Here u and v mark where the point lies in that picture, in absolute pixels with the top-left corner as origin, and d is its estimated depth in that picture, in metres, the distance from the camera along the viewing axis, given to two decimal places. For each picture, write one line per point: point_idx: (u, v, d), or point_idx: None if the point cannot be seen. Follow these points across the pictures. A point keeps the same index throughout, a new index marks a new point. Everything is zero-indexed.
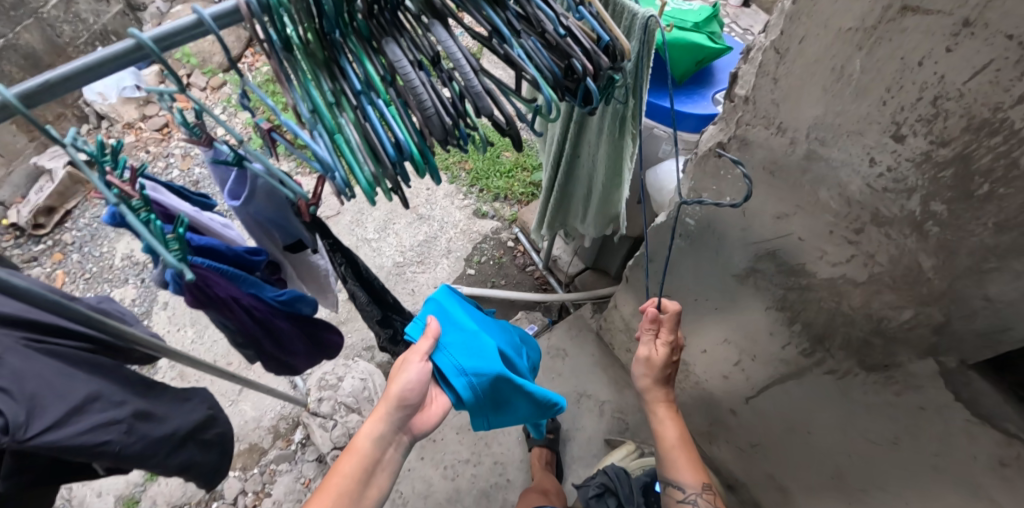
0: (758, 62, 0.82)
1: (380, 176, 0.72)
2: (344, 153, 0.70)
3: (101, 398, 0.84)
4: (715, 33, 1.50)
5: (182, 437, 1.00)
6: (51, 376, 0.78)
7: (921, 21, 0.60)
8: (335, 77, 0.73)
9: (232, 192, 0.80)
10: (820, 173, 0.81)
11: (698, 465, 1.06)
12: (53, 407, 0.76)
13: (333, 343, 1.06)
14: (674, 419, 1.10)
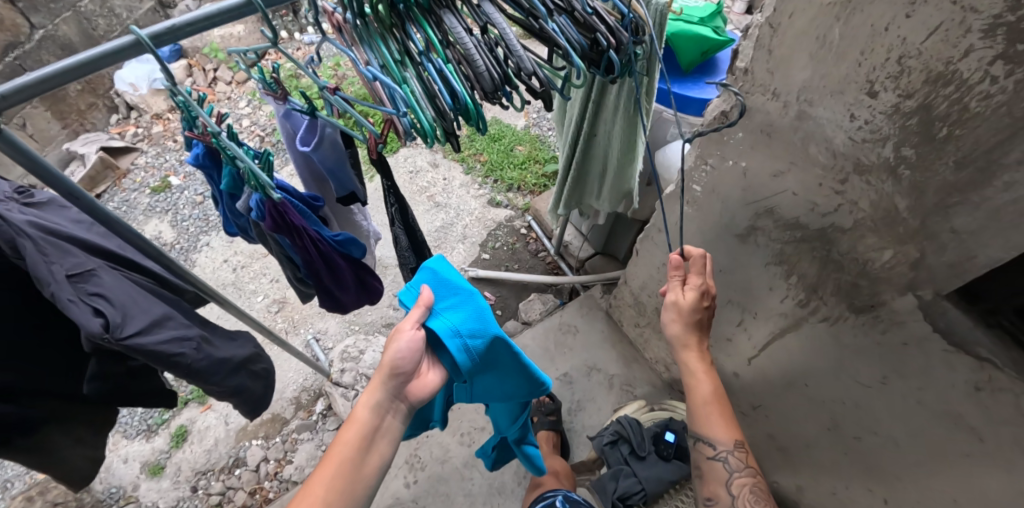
0: (755, 37, 0.95)
1: (438, 123, 0.85)
2: (410, 102, 0.83)
3: (175, 317, 0.95)
4: (720, 28, 1.63)
5: (237, 364, 1.11)
6: (135, 292, 0.90)
7: None
8: (400, 38, 0.86)
9: (303, 139, 0.93)
10: (811, 130, 0.92)
11: (730, 421, 1.10)
12: (141, 316, 0.87)
13: (376, 290, 1.18)
14: (710, 373, 1.10)
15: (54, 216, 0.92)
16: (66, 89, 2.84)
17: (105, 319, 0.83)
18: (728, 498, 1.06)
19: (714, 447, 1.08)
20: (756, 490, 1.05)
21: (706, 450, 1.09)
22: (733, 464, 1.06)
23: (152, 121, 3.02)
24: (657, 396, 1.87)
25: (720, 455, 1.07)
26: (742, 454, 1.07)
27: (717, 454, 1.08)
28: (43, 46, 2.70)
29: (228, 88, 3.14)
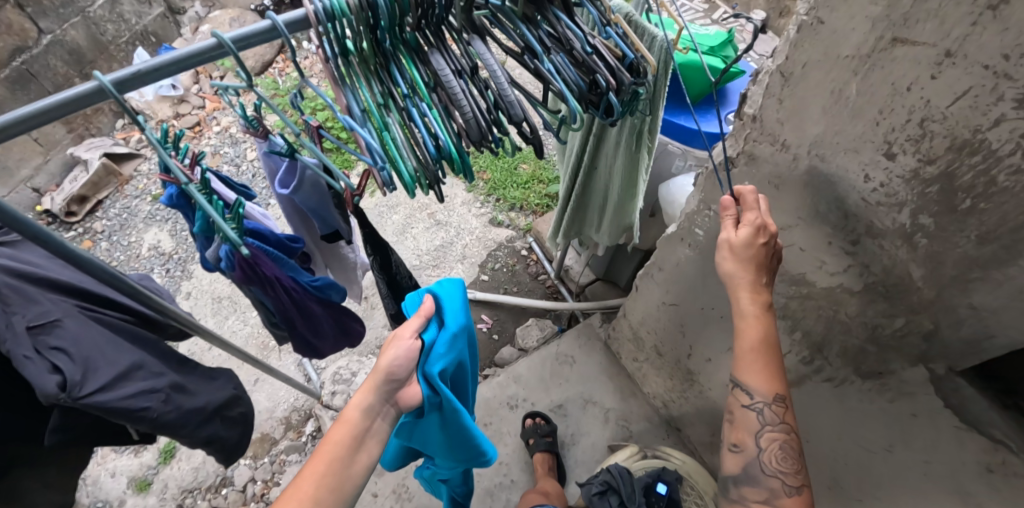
0: (764, 84, 0.87)
1: (420, 174, 0.80)
2: (391, 154, 0.78)
3: (144, 367, 0.93)
4: (730, 58, 1.58)
5: (210, 412, 1.08)
6: (102, 342, 0.87)
7: (909, 50, 0.66)
8: (384, 81, 0.81)
9: (283, 181, 0.89)
10: (822, 186, 0.86)
11: (779, 372, 0.92)
12: (103, 371, 0.85)
13: (356, 332, 1.15)
14: (763, 315, 0.91)
15: (27, 253, 0.89)
16: None
17: (63, 377, 0.80)
18: (753, 449, 0.95)
19: (750, 397, 0.93)
20: (786, 447, 0.93)
21: (741, 398, 0.95)
22: (768, 419, 0.92)
23: (157, 127, 3.03)
24: (653, 434, 1.81)
25: (754, 407, 0.93)
26: (782, 410, 0.92)
27: (752, 404, 0.93)
28: (49, 51, 2.67)
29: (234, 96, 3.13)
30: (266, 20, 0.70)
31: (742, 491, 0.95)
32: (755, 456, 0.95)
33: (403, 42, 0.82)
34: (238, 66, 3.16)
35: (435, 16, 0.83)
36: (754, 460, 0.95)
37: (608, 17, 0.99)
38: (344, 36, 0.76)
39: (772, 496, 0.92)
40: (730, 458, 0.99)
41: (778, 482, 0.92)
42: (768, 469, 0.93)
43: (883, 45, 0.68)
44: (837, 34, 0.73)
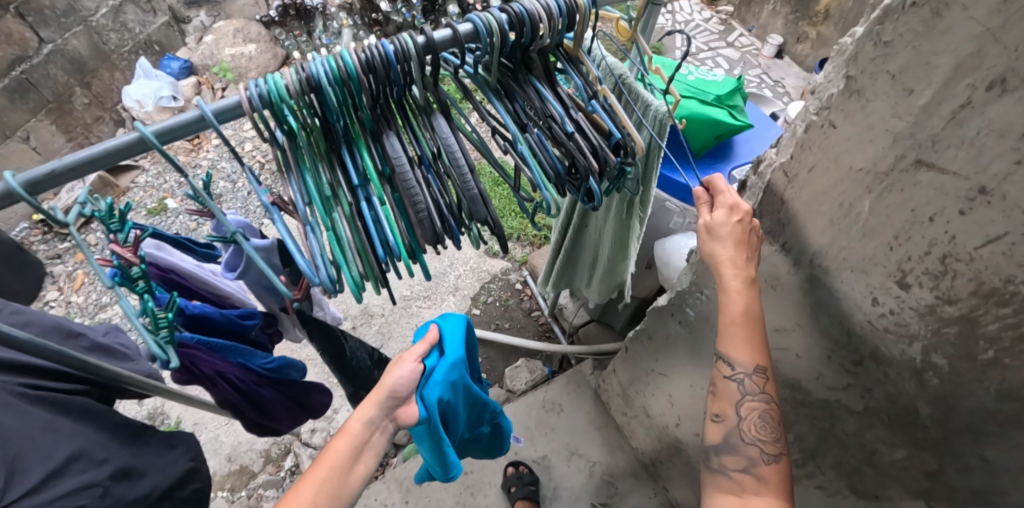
0: (767, 179, 0.80)
1: (367, 275, 0.73)
2: (334, 255, 0.71)
3: (82, 458, 0.94)
4: (738, 108, 1.49)
5: (158, 495, 1.08)
6: (37, 435, 0.89)
7: (936, 178, 0.58)
8: (334, 167, 0.74)
9: (228, 265, 0.84)
10: (823, 298, 0.78)
11: (763, 343, 0.80)
12: (33, 471, 0.86)
13: (320, 404, 1.13)
14: (750, 281, 0.78)
15: None
16: (74, 102, 2.82)
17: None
18: (733, 418, 0.83)
19: (730, 367, 0.81)
20: (767, 416, 0.81)
21: (719, 366, 0.83)
22: (750, 390, 0.80)
23: None
24: (639, 494, 1.73)
25: (735, 377, 0.81)
26: (765, 381, 0.80)
27: (732, 374, 0.81)
28: (50, 60, 2.65)
29: None
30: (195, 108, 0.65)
31: (719, 461, 0.83)
32: (735, 426, 0.83)
33: (358, 123, 0.75)
34: (241, 79, 3.13)
35: (395, 94, 0.76)
36: (733, 429, 0.83)
37: (593, 88, 0.91)
38: (287, 121, 0.69)
39: (750, 465, 0.81)
40: (707, 426, 0.87)
41: (756, 450, 0.81)
42: (747, 437, 0.82)
43: (906, 167, 0.60)
44: (848, 143, 0.66)
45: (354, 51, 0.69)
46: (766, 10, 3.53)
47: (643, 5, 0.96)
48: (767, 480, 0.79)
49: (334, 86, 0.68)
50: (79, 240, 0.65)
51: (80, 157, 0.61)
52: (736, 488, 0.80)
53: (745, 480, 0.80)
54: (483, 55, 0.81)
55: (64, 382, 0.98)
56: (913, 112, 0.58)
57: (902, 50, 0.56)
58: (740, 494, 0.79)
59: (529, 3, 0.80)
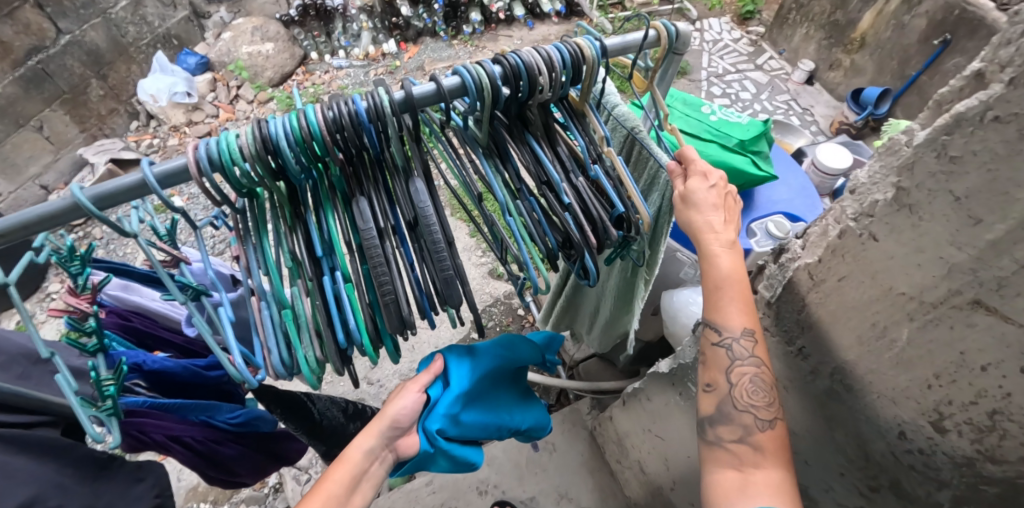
0: (788, 274, 0.78)
1: (327, 358, 0.69)
2: (290, 334, 0.67)
3: (37, 505, 0.89)
4: (761, 154, 1.40)
5: None
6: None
7: (993, 323, 0.55)
8: (300, 234, 0.69)
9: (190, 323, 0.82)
10: (837, 415, 0.79)
11: (751, 307, 0.78)
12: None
13: (293, 453, 1.12)
14: (735, 242, 0.78)
15: None
16: (89, 93, 2.82)
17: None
18: (725, 385, 0.79)
19: (718, 332, 0.78)
20: (759, 381, 0.77)
21: (706, 333, 0.80)
22: (742, 354, 0.77)
23: (170, 133, 3.00)
24: None
25: (725, 341, 0.78)
26: (756, 343, 0.77)
27: (721, 339, 0.78)
28: (68, 51, 2.65)
29: (249, 107, 3.08)
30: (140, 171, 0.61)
31: (714, 432, 0.78)
32: (727, 394, 0.78)
33: (328, 184, 0.70)
34: (256, 78, 3.10)
35: (370, 156, 0.70)
36: (725, 397, 0.79)
37: (598, 149, 0.83)
38: (245, 183, 0.65)
39: (747, 434, 0.76)
40: (700, 400, 0.82)
41: (751, 417, 0.76)
42: (740, 404, 0.77)
43: (961, 305, 0.57)
44: (892, 261, 0.63)
45: (321, 109, 0.63)
46: (798, 33, 3.38)
47: (660, 58, 0.86)
48: (765, 448, 0.75)
49: (295, 149, 0.63)
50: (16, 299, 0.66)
51: (7, 221, 0.59)
52: (736, 462, 0.75)
53: (743, 452, 0.76)
54: (474, 112, 0.74)
55: (25, 416, 0.95)
56: (977, 244, 0.53)
57: (972, 170, 0.52)
58: (738, 466, 0.75)
59: (527, 54, 0.72)
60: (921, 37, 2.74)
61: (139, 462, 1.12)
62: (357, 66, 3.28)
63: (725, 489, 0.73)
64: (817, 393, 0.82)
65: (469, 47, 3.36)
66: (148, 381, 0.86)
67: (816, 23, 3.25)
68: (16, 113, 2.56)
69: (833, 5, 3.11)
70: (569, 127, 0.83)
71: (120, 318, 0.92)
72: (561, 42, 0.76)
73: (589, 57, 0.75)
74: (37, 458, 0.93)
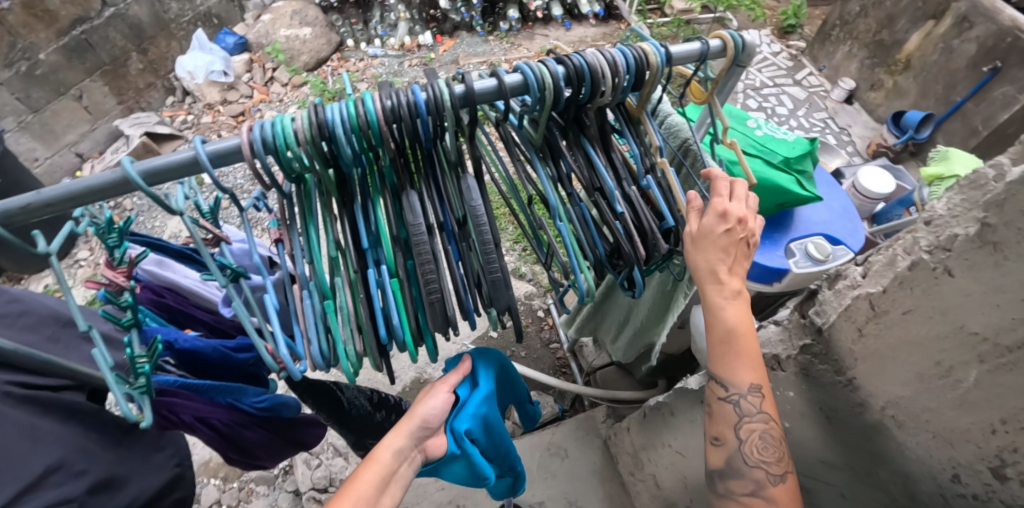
0: (847, 303, 0.76)
1: (366, 352, 0.67)
2: (330, 325, 0.65)
3: (62, 469, 0.89)
4: (806, 174, 1.35)
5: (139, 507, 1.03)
6: (17, 442, 0.85)
7: None
8: (346, 223, 0.67)
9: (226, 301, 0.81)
10: (884, 451, 0.77)
11: (756, 360, 0.80)
12: (5, 486, 0.80)
13: (309, 442, 1.12)
14: (740, 291, 0.76)
15: None
16: (129, 66, 2.87)
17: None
18: (734, 440, 0.81)
19: (725, 388, 0.80)
20: (767, 436, 0.80)
21: (713, 388, 0.81)
22: (750, 410, 0.79)
23: (204, 111, 3.03)
24: None
25: (733, 398, 0.79)
26: (762, 397, 0.79)
27: (728, 395, 0.80)
28: (111, 23, 2.69)
29: (282, 90, 3.09)
30: (191, 148, 0.59)
31: (727, 487, 0.81)
32: (735, 449, 0.81)
33: (378, 174, 0.68)
34: (292, 61, 3.12)
35: (422, 148, 0.67)
36: (734, 452, 0.81)
37: (652, 159, 0.80)
38: (296, 168, 0.62)
39: (760, 488, 0.79)
40: (707, 452, 0.85)
41: (763, 472, 0.79)
42: (751, 460, 0.80)
43: None
44: (967, 299, 0.60)
45: (380, 97, 0.60)
46: (841, 50, 3.29)
47: (725, 68, 0.83)
48: (778, 500, 0.78)
49: (350, 136, 0.60)
50: (58, 270, 0.65)
51: (55, 192, 0.58)
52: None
53: (756, 502, 0.79)
54: (531, 110, 0.71)
55: (53, 378, 0.95)
56: None
57: None
58: None
59: (591, 55, 0.70)
60: (970, 63, 2.66)
61: (160, 432, 1.12)
62: (392, 56, 3.28)
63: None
64: (863, 426, 0.80)
65: (504, 43, 3.34)
66: (178, 360, 0.85)
67: (860, 41, 3.16)
68: (58, 81, 2.61)
69: (879, 23, 3.02)
70: (623, 134, 0.80)
71: (153, 295, 0.91)
72: (624, 46, 0.73)
73: (654, 64, 0.73)
74: (64, 424, 0.93)
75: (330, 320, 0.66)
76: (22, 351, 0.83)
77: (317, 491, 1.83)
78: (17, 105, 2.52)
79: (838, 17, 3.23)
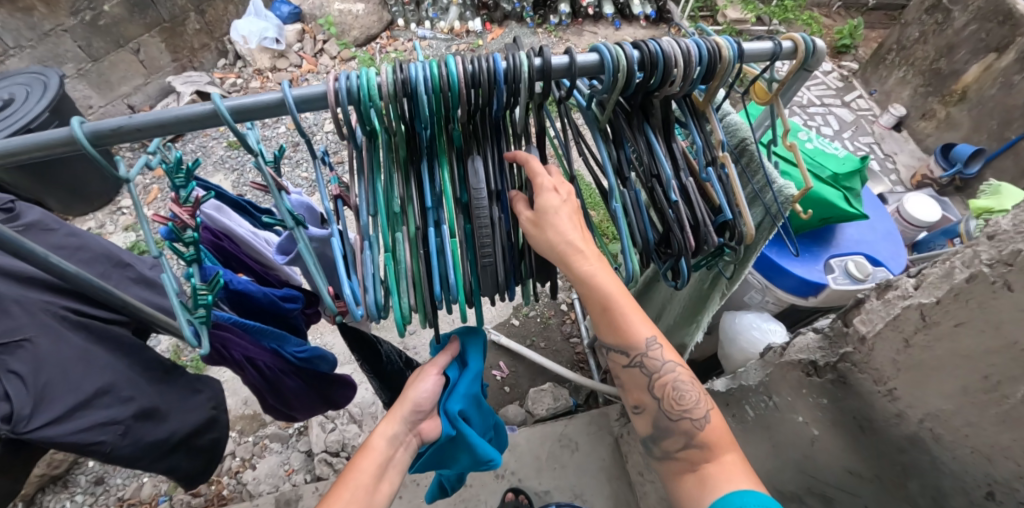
0: (895, 313, 0.76)
1: (418, 308, 0.70)
2: (389, 279, 0.68)
3: (110, 393, 0.94)
4: (853, 191, 1.34)
5: (173, 442, 1.09)
6: (71, 364, 0.89)
7: None
8: (410, 181, 0.69)
9: (282, 248, 0.84)
10: (917, 463, 0.77)
11: (641, 311, 0.76)
12: (60, 400, 0.87)
13: (341, 399, 1.17)
14: (598, 251, 0.70)
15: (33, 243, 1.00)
16: (187, 26, 2.94)
17: (11, 408, 0.81)
18: (653, 402, 0.82)
19: (627, 354, 0.77)
20: (682, 383, 0.80)
21: (617, 358, 0.79)
22: (657, 366, 0.78)
23: (253, 76, 3.11)
24: None
25: (636, 362, 0.77)
26: (662, 348, 0.77)
27: (632, 360, 0.78)
28: None
29: (331, 62, 3.15)
30: (279, 90, 0.61)
31: (661, 449, 0.81)
32: (657, 410, 0.81)
33: (445, 136, 0.69)
34: (343, 35, 3.17)
35: (491, 115, 0.68)
36: (658, 414, 0.81)
37: (713, 153, 0.80)
38: (373, 122, 0.64)
39: (690, 439, 0.78)
40: (635, 420, 0.85)
41: (689, 421, 0.78)
42: (674, 414, 0.80)
43: None
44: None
45: (462, 61, 0.62)
46: (894, 76, 3.20)
47: (792, 71, 0.82)
48: (710, 446, 0.77)
49: (430, 95, 0.62)
50: (136, 196, 0.67)
51: (148, 118, 0.60)
52: (689, 464, 0.78)
53: (693, 454, 0.78)
54: (601, 92, 0.72)
55: (107, 310, 0.99)
56: None
57: None
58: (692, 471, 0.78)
59: (668, 43, 0.69)
60: None
61: (197, 374, 1.16)
62: (440, 39, 3.32)
63: (688, 494, 0.76)
64: (896, 438, 0.80)
65: (553, 37, 3.36)
66: (230, 299, 0.88)
67: (915, 67, 3.08)
68: (119, 33, 2.70)
69: (937, 52, 2.95)
70: (686, 125, 0.80)
71: (212, 238, 0.93)
72: (698, 37, 0.73)
73: (726, 57, 0.72)
74: (114, 351, 0.98)
75: (388, 273, 0.69)
76: (85, 277, 0.75)
77: (328, 455, 1.87)
78: (78, 53, 2.61)
79: (895, 42, 3.14)
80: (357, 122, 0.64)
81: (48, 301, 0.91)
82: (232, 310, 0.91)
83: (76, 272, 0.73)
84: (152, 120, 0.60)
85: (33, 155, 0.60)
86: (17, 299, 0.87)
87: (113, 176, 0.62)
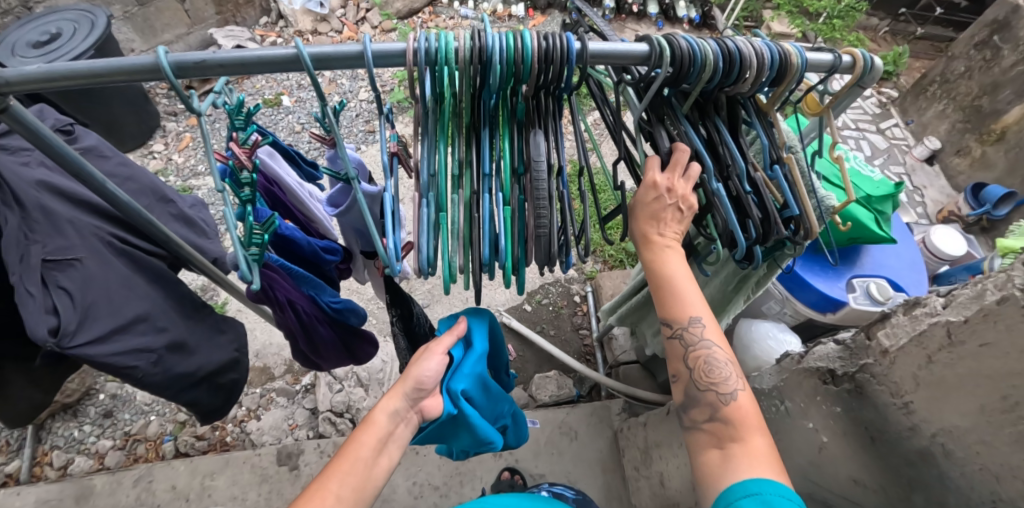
0: (921, 329, 0.77)
1: (465, 269, 0.73)
2: (438, 235, 0.70)
3: (146, 321, 0.98)
4: (883, 215, 1.33)
5: (198, 378, 1.13)
6: (114, 289, 0.93)
7: None
8: (470, 147, 0.71)
9: (334, 200, 0.88)
10: (925, 477, 0.79)
11: (699, 294, 0.80)
12: (101, 321, 0.90)
13: (363, 353, 1.24)
14: (676, 241, 0.78)
15: None
16: None
17: (58, 322, 0.84)
18: (685, 371, 0.83)
19: (670, 325, 0.81)
20: (715, 359, 0.80)
21: (662, 327, 0.83)
22: (694, 341, 0.79)
23: (293, 37, 3.13)
24: None
25: (677, 333, 0.80)
26: (706, 327, 0.79)
27: (674, 331, 0.81)
28: None
29: (371, 31, 3.17)
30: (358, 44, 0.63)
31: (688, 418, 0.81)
32: (688, 380, 0.82)
33: (509, 108, 0.72)
34: (386, 6, 3.19)
35: (557, 90, 0.71)
36: (688, 382, 0.83)
37: (778, 152, 0.83)
38: (444, 87, 0.66)
39: (715, 411, 0.79)
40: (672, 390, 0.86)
41: (715, 393, 0.80)
42: (702, 384, 0.81)
43: None
44: None
45: (536, 37, 0.63)
46: (934, 108, 3.16)
47: (848, 86, 0.82)
48: (736, 420, 0.78)
49: (504, 64, 0.63)
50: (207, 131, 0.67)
51: (233, 56, 0.61)
52: (715, 439, 0.78)
53: (717, 428, 0.79)
54: (687, 85, 0.74)
55: (150, 244, 1.03)
56: None
57: None
58: (719, 445, 0.77)
59: (743, 43, 0.71)
60: None
61: (223, 317, 1.20)
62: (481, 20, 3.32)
63: (710, 467, 0.76)
64: (907, 453, 0.81)
65: None
66: (278, 245, 0.93)
67: (956, 102, 3.03)
68: None
69: (980, 89, 2.91)
70: (750, 124, 0.83)
71: (264, 183, 0.95)
72: (768, 41, 0.74)
73: (795, 64, 0.74)
74: (150, 282, 1.01)
75: (440, 232, 0.71)
76: (135, 207, 0.78)
77: (331, 415, 1.90)
78: None
79: (939, 74, 3.10)
80: (427, 85, 0.66)
81: (98, 227, 0.94)
82: (276, 254, 0.95)
83: (129, 201, 0.77)
84: (234, 59, 0.61)
85: (119, 79, 0.62)
86: (70, 220, 0.90)
87: (188, 106, 0.63)
